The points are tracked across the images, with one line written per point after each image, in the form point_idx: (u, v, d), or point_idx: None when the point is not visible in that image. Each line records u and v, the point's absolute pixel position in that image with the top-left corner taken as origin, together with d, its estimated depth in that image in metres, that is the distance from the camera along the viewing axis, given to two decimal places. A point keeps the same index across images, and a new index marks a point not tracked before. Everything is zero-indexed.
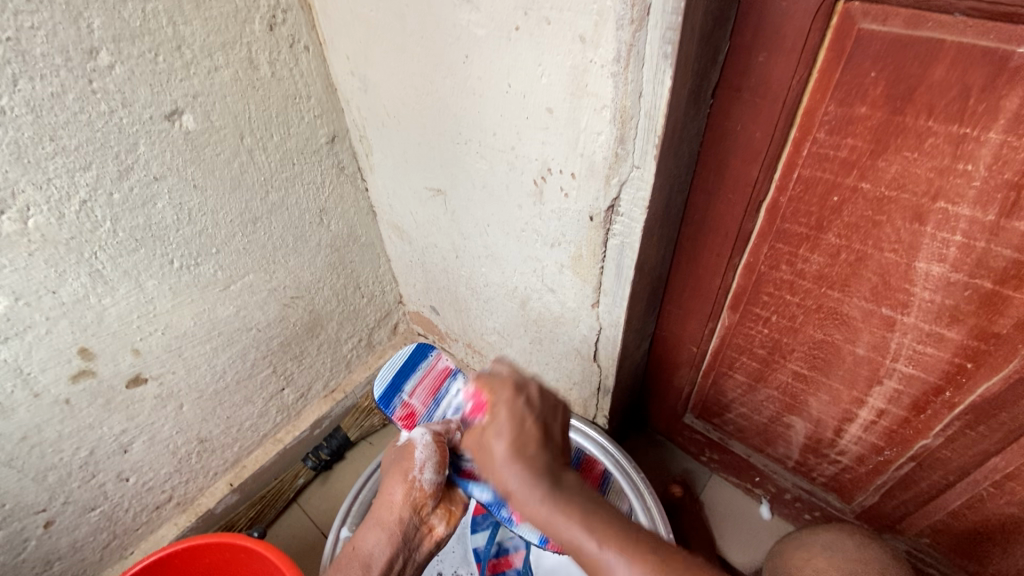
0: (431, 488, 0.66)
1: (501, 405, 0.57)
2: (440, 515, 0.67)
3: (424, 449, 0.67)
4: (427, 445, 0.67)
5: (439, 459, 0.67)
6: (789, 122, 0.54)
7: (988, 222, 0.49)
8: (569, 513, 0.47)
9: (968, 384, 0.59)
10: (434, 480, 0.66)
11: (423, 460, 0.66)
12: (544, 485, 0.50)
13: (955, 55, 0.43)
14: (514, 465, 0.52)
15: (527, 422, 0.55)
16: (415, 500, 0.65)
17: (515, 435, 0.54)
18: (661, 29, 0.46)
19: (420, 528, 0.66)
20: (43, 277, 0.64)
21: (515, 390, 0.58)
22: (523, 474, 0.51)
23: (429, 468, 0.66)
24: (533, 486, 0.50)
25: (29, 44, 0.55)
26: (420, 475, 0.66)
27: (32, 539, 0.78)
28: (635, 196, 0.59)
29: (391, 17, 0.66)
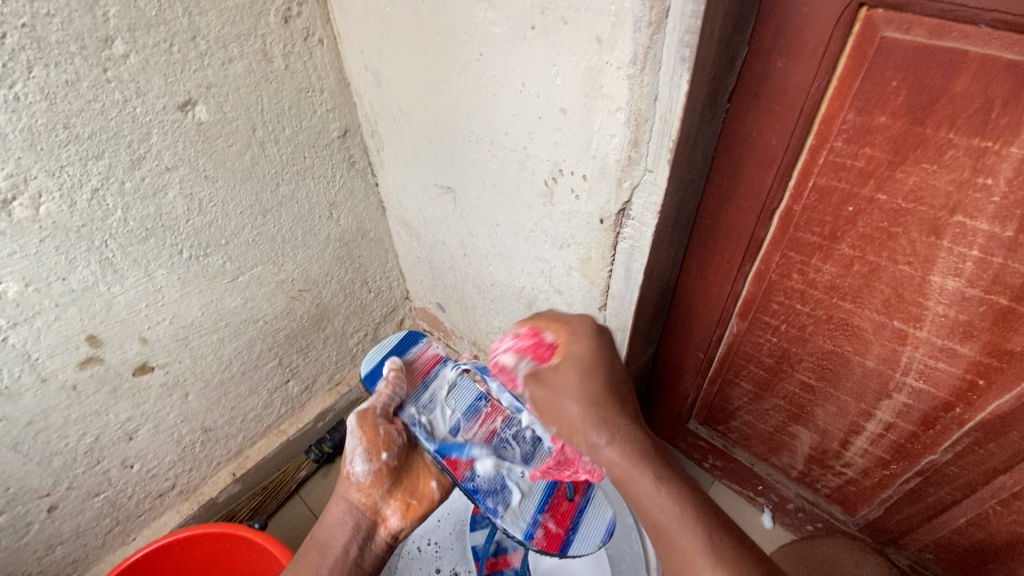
0: (367, 477, 0.70)
1: (577, 355, 0.56)
2: (393, 506, 0.71)
3: (355, 439, 0.71)
4: (355, 434, 0.71)
5: (368, 446, 0.71)
6: (805, 130, 0.53)
7: (1007, 238, 0.48)
8: (648, 478, 0.49)
9: (979, 401, 0.59)
10: (367, 468, 0.70)
11: (353, 449, 0.71)
12: (634, 448, 0.51)
13: (978, 67, 0.42)
14: (595, 416, 0.52)
15: (606, 377, 0.54)
16: (357, 490, 0.70)
17: (592, 387, 0.53)
18: (680, 32, 0.45)
19: (372, 518, 0.70)
20: (53, 263, 0.65)
21: (591, 336, 0.58)
22: (610, 434, 0.51)
23: (359, 459, 0.70)
24: (615, 435, 0.51)
25: (45, 31, 0.55)
26: (353, 466, 0.70)
27: (36, 522, 0.79)
28: (647, 200, 0.58)
29: (407, 13, 0.66)
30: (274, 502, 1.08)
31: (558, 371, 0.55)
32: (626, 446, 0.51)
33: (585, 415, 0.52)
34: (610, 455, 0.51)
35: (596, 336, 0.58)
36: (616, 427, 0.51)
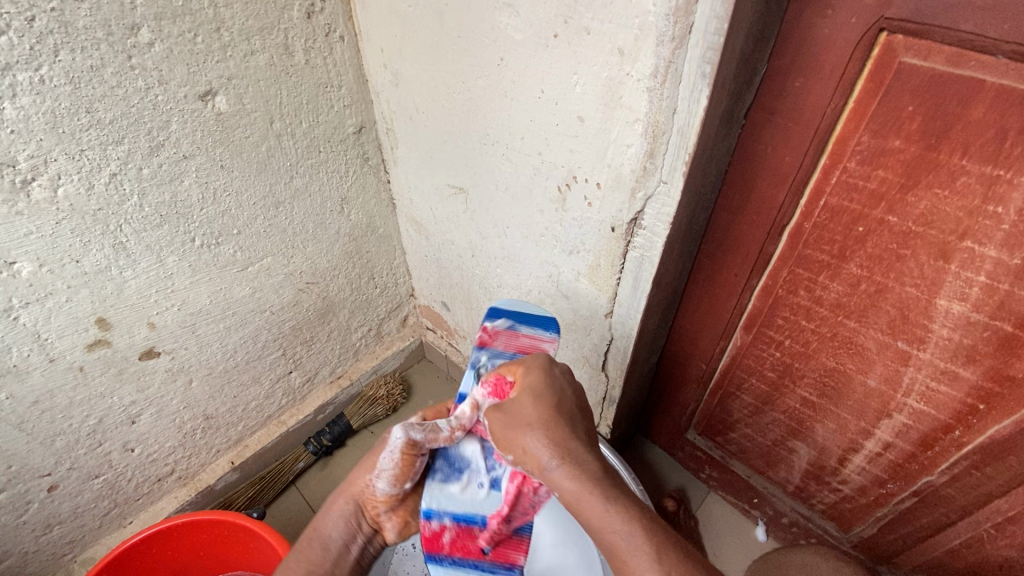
0: (385, 498, 0.58)
1: (535, 384, 0.56)
2: (394, 526, 0.60)
3: (392, 455, 0.58)
4: (393, 452, 0.58)
5: (400, 471, 0.58)
6: (820, 149, 0.54)
7: (1014, 265, 0.49)
8: (595, 492, 0.48)
9: (979, 425, 0.59)
10: (391, 490, 0.58)
11: (383, 466, 0.58)
12: (581, 468, 0.50)
13: (995, 96, 0.43)
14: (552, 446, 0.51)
15: (560, 403, 0.54)
16: (370, 500, 0.59)
17: (547, 411, 0.53)
18: (702, 48, 0.46)
19: (373, 529, 0.60)
20: (68, 245, 0.65)
21: (544, 367, 0.58)
22: (564, 460, 0.50)
23: (385, 477, 0.58)
24: (574, 466, 0.50)
25: (73, 16, 0.56)
26: (377, 483, 0.58)
27: (36, 501, 0.80)
28: (659, 211, 0.59)
29: (430, 14, 0.67)
30: (270, 492, 1.08)
31: (513, 400, 0.55)
32: (580, 469, 0.50)
33: (539, 433, 0.52)
34: (560, 477, 0.50)
35: (550, 370, 0.58)
36: (567, 447, 0.51)
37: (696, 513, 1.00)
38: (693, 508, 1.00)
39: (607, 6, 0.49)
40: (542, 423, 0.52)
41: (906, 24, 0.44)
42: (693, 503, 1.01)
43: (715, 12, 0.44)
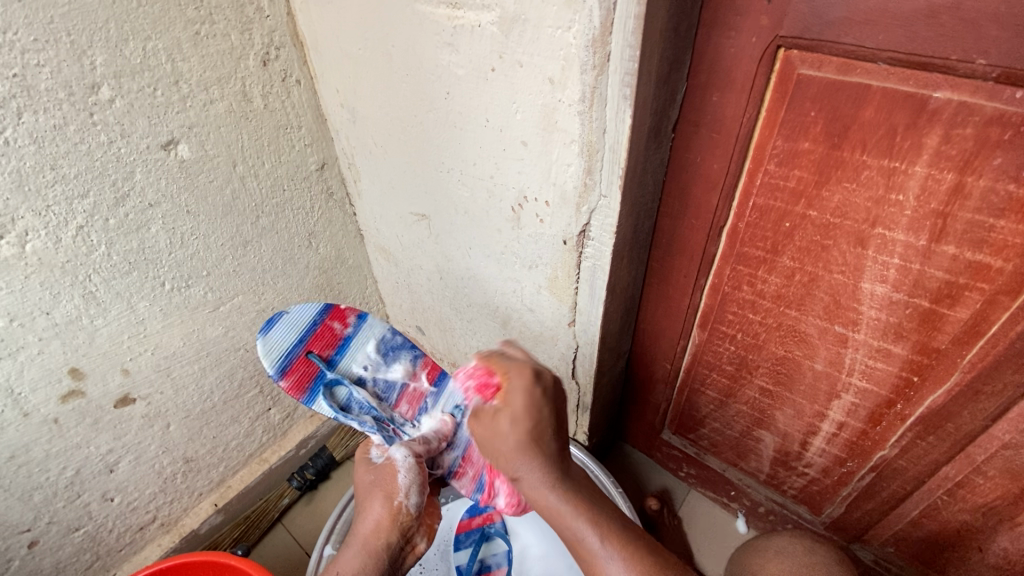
0: (417, 513, 0.66)
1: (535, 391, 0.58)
2: (424, 533, 0.68)
3: (407, 473, 0.68)
4: (410, 470, 0.69)
5: (421, 483, 0.69)
6: (743, 154, 0.59)
7: (921, 246, 0.53)
8: (563, 503, 0.54)
9: (916, 396, 0.63)
10: (418, 503, 0.67)
11: (406, 484, 0.67)
12: (553, 479, 0.55)
13: (881, 97, 0.48)
14: (525, 460, 0.55)
15: (545, 424, 0.56)
16: (402, 523, 0.65)
17: (534, 425, 0.56)
18: (620, 74, 0.51)
19: (405, 547, 0.65)
20: (38, 298, 0.67)
21: (531, 379, 0.58)
22: (537, 477, 0.55)
23: (414, 493, 0.67)
24: (547, 484, 0.55)
25: (35, 80, 0.59)
26: (407, 500, 0.66)
27: (16, 559, 0.79)
28: (604, 222, 0.63)
29: (378, 56, 0.71)
30: (256, 532, 1.07)
31: (498, 412, 0.57)
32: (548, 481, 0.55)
33: (518, 448, 0.55)
34: (535, 487, 0.55)
35: (538, 383, 0.58)
36: (545, 464, 0.55)
37: (678, 512, 1.02)
38: (675, 506, 1.03)
39: (535, 41, 0.54)
40: (522, 440, 0.55)
41: (798, 40, 0.49)
42: (676, 502, 1.04)
43: (627, 41, 0.49)
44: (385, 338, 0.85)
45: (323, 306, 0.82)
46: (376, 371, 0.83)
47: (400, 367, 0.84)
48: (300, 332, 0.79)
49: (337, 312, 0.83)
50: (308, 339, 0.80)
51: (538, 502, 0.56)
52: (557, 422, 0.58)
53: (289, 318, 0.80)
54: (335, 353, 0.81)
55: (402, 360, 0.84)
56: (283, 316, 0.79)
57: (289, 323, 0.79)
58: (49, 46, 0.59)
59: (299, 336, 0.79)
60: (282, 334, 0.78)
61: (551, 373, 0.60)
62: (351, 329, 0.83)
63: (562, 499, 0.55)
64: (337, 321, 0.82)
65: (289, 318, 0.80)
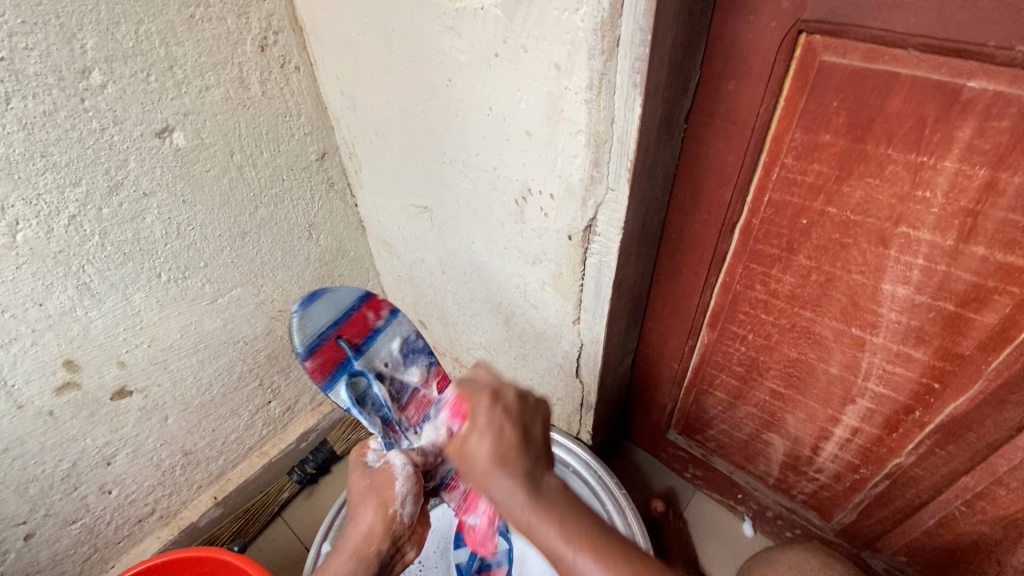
0: (410, 522, 0.66)
1: (501, 407, 0.55)
2: (414, 542, 0.69)
3: (405, 482, 0.67)
4: (408, 478, 0.67)
5: (417, 492, 0.68)
6: (759, 147, 0.56)
7: (947, 247, 0.50)
8: (535, 512, 0.48)
9: (937, 403, 0.61)
10: (412, 513, 0.67)
11: (403, 493, 0.66)
12: (524, 494, 0.49)
13: (910, 87, 0.45)
14: (493, 471, 0.50)
15: (513, 434, 0.53)
16: (394, 532, 0.65)
17: (499, 438, 0.52)
18: (631, 59, 0.48)
19: (394, 556, 0.66)
20: (30, 289, 0.65)
21: (493, 398, 0.56)
22: (505, 486, 0.49)
23: (409, 502, 0.66)
24: (516, 492, 0.49)
25: (23, 64, 0.57)
26: (401, 509, 0.66)
27: (12, 551, 0.78)
28: (611, 217, 0.61)
29: (378, 42, 0.68)
30: (255, 526, 1.06)
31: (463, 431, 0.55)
32: (517, 488, 0.49)
33: (483, 466, 0.51)
34: (506, 504, 0.49)
35: (499, 401, 0.56)
36: (515, 473, 0.50)
37: (684, 514, 1.00)
38: (680, 508, 1.01)
39: (540, 24, 0.51)
40: (487, 451, 0.51)
41: (821, 25, 0.46)
42: (682, 503, 1.02)
43: (638, 25, 0.45)
44: (409, 340, 0.83)
45: (363, 292, 0.80)
46: (396, 369, 0.81)
47: (417, 371, 0.82)
48: (335, 315, 0.77)
49: (372, 303, 0.80)
50: (342, 323, 0.78)
51: (512, 516, 0.49)
52: (527, 434, 0.54)
53: (331, 296, 0.77)
54: (363, 343, 0.79)
55: (421, 364, 0.83)
56: (324, 294, 0.76)
57: (328, 303, 0.77)
58: (37, 28, 0.57)
59: (333, 319, 0.77)
60: (319, 312, 0.76)
61: (516, 392, 0.58)
62: (382, 322, 0.81)
63: (534, 513, 0.48)
64: (371, 312, 0.80)
65: (327, 297, 0.77)
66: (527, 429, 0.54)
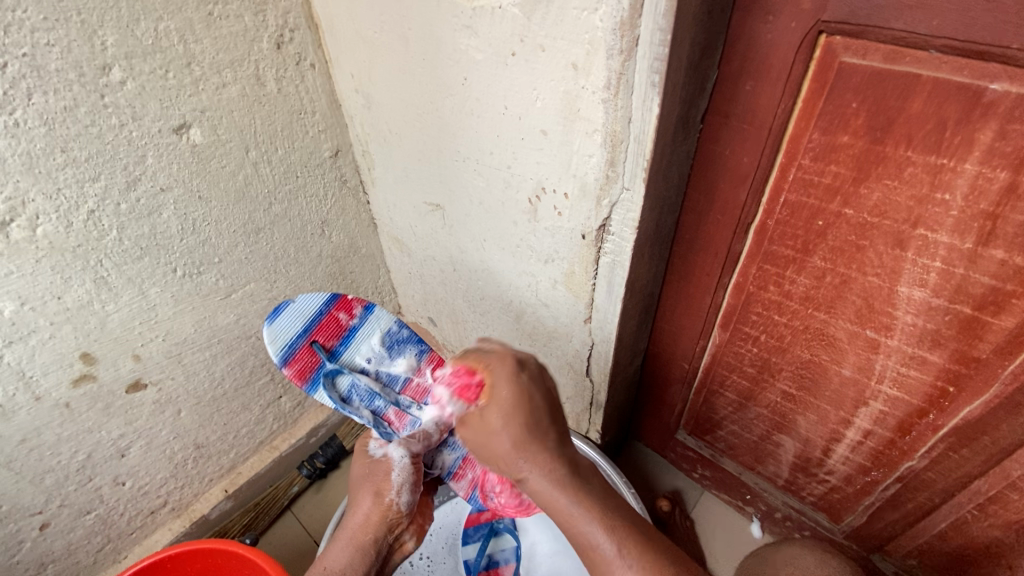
0: (407, 510, 0.68)
1: (522, 383, 0.54)
2: (413, 531, 0.71)
3: (401, 473, 0.69)
4: (404, 469, 0.69)
5: (414, 482, 0.70)
6: (775, 148, 0.56)
7: (966, 249, 0.50)
8: (570, 501, 0.51)
9: (951, 407, 0.60)
10: (410, 502, 0.69)
11: (399, 483, 0.68)
12: (562, 477, 0.52)
13: (931, 88, 0.45)
14: (525, 458, 0.52)
15: (540, 418, 0.53)
16: (391, 521, 0.67)
17: (528, 420, 0.52)
18: (650, 59, 0.48)
19: (393, 544, 0.68)
20: (49, 282, 0.66)
21: (515, 370, 0.55)
22: (539, 472, 0.51)
23: (406, 492, 0.68)
24: (552, 480, 0.51)
25: (45, 60, 0.57)
26: (398, 498, 0.68)
27: (27, 540, 0.79)
28: (625, 216, 0.61)
29: (394, 39, 0.69)
30: (265, 519, 1.07)
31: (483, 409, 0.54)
32: (552, 475, 0.51)
33: (515, 443, 0.52)
34: (539, 484, 0.52)
35: (517, 376, 0.54)
36: (549, 460, 0.52)
37: (690, 513, 1.00)
38: (687, 508, 1.01)
39: (558, 23, 0.51)
40: (518, 438, 0.52)
41: (842, 26, 0.46)
42: (688, 503, 1.02)
43: (658, 24, 0.45)
44: (392, 331, 0.82)
45: (330, 296, 0.80)
46: (380, 364, 0.81)
47: (403, 362, 0.81)
48: (304, 323, 0.78)
49: (342, 303, 0.81)
50: (312, 329, 0.79)
51: (544, 500, 0.52)
52: (552, 409, 0.54)
53: (295, 307, 0.78)
54: (338, 344, 0.80)
55: (406, 355, 0.82)
56: (289, 305, 0.78)
57: (295, 313, 0.78)
58: (59, 25, 0.57)
59: (303, 327, 0.78)
60: (287, 324, 0.78)
61: (533, 364, 0.57)
62: (357, 321, 0.81)
63: (572, 499, 0.51)
64: (343, 312, 0.81)
65: (296, 307, 0.78)
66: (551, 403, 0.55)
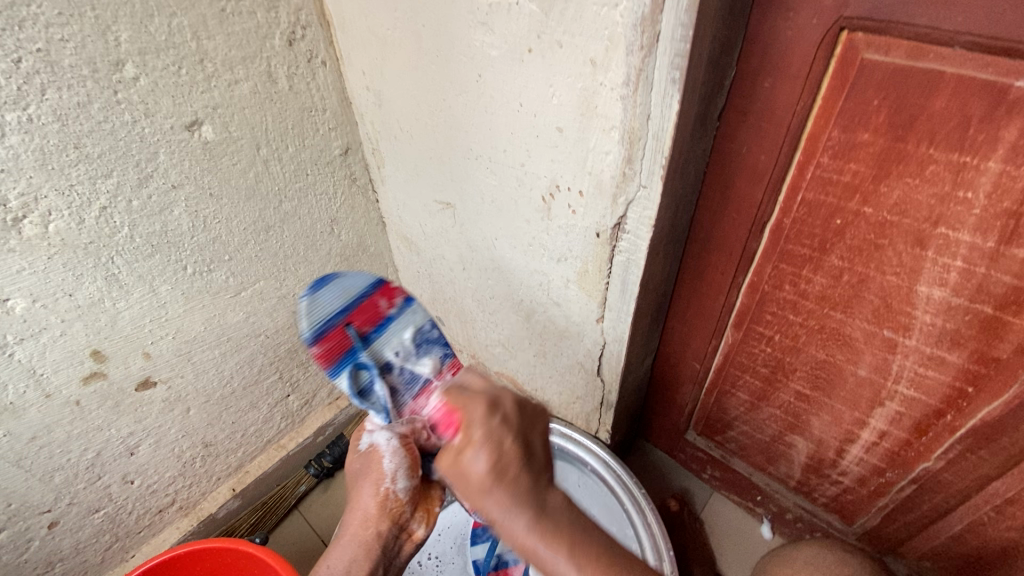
0: (406, 496, 0.66)
1: (496, 421, 0.53)
2: (420, 518, 0.69)
3: (393, 458, 0.67)
4: (395, 454, 0.67)
5: (409, 465, 0.67)
6: (793, 146, 0.55)
7: (988, 248, 0.50)
8: (545, 541, 0.47)
9: (969, 408, 0.60)
10: (408, 487, 0.67)
11: (392, 469, 0.66)
12: (533, 517, 0.48)
13: (955, 86, 0.44)
14: (495, 498, 0.49)
15: (512, 458, 0.51)
16: (390, 510, 0.66)
17: (497, 459, 0.50)
18: (670, 55, 0.47)
19: (400, 535, 0.67)
20: (60, 279, 0.66)
21: (489, 407, 0.54)
22: (509, 512, 0.49)
23: (401, 477, 0.66)
24: (523, 521, 0.48)
25: (59, 55, 0.57)
26: (394, 485, 0.66)
27: (36, 539, 0.79)
28: (641, 215, 0.60)
29: (407, 36, 0.68)
30: (272, 518, 1.07)
31: (457, 450, 0.52)
32: (523, 518, 0.48)
33: (484, 486, 0.50)
34: (512, 530, 0.49)
35: (490, 417, 0.53)
36: (520, 499, 0.49)
37: (700, 515, 0.99)
38: (696, 509, 1.00)
39: (577, 20, 0.50)
40: (489, 477, 0.50)
41: (864, 22, 0.45)
42: (697, 504, 1.01)
43: (679, 20, 0.45)
44: (424, 329, 0.82)
45: (376, 281, 0.83)
46: (407, 359, 0.80)
47: (430, 362, 0.80)
48: (345, 301, 0.80)
49: (385, 291, 0.83)
50: (351, 311, 0.79)
51: (519, 546, 0.49)
52: (526, 449, 0.53)
53: (341, 283, 0.82)
54: (371, 330, 0.80)
55: (435, 355, 0.81)
56: (336, 281, 0.82)
57: (340, 289, 0.81)
58: (74, 20, 0.57)
59: (342, 306, 0.79)
60: (329, 298, 0.80)
61: (508, 401, 0.56)
62: (395, 310, 0.82)
63: (543, 542, 0.48)
64: (383, 300, 0.82)
65: (341, 284, 0.82)
66: (528, 443, 0.54)
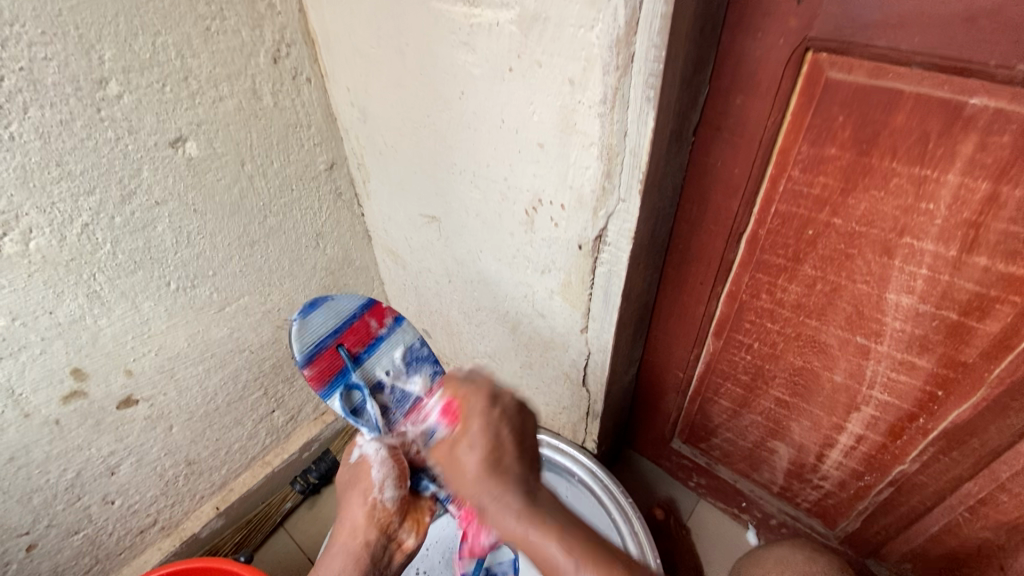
0: (393, 505, 0.68)
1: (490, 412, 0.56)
2: (409, 528, 0.69)
3: (382, 467, 0.69)
4: (383, 463, 0.69)
5: (398, 474, 0.69)
6: (765, 160, 0.57)
7: (951, 257, 0.52)
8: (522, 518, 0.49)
9: (941, 411, 0.62)
10: (395, 496, 0.68)
11: (380, 478, 0.68)
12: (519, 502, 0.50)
13: (914, 103, 0.46)
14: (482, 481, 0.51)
15: (497, 444, 0.54)
16: (379, 520, 0.66)
17: (489, 450, 0.53)
18: (644, 75, 0.49)
19: (390, 545, 0.67)
20: (41, 297, 0.65)
21: (489, 400, 0.57)
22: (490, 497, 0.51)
23: (389, 486, 0.68)
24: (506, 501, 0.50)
25: (41, 74, 0.57)
26: (381, 495, 0.67)
27: (13, 563, 0.77)
28: (622, 227, 0.62)
29: (391, 54, 0.70)
30: (257, 536, 1.06)
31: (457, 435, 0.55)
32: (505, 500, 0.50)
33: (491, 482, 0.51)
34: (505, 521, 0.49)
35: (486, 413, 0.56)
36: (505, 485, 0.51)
37: (686, 522, 1.00)
38: (683, 517, 1.01)
39: (555, 40, 0.52)
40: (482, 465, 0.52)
41: (829, 43, 0.47)
42: (683, 512, 1.02)
43: (653, 42, 0.47)
44: (414, 347, 0.84)
45: (365, 302, 0.84)
46: (399, 377, 0.82)
47: (420, 380, 0.82)
48: (335, 324, 0.80)
49: (374, 311, 0.84)
50: (342, 332, 0.80)
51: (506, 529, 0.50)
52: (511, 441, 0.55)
53: (332, 305, 0.81)
54: (363, 351, 0.81)
55: (424, 373, 0.83)
56: (325, 304, 0.81)
57: (329, 310, 0.80)
58: (57, 39, 0.57)
59: (333, 327, 0.80)
60: (319, 321, 0.79)
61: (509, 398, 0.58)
62: (385, 331, 0.84)
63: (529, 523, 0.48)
64: (374, 320, 0.84)
65: (330, 305, 0.81)
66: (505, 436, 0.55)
